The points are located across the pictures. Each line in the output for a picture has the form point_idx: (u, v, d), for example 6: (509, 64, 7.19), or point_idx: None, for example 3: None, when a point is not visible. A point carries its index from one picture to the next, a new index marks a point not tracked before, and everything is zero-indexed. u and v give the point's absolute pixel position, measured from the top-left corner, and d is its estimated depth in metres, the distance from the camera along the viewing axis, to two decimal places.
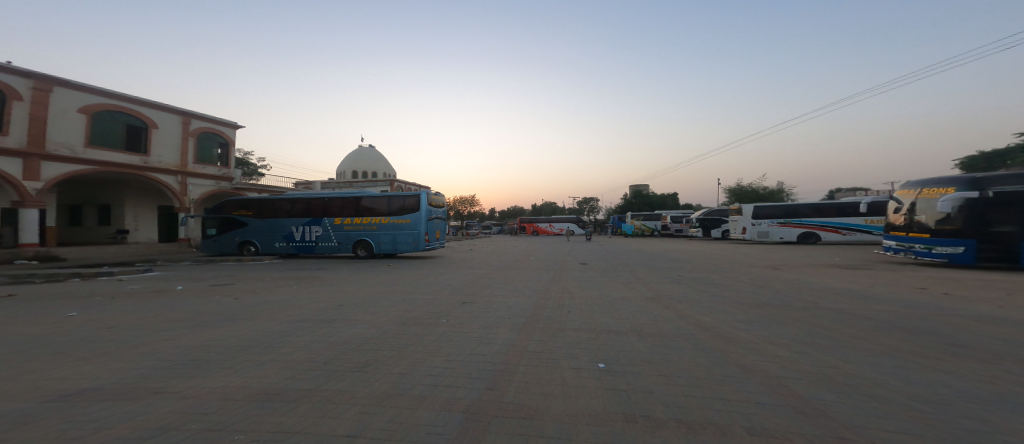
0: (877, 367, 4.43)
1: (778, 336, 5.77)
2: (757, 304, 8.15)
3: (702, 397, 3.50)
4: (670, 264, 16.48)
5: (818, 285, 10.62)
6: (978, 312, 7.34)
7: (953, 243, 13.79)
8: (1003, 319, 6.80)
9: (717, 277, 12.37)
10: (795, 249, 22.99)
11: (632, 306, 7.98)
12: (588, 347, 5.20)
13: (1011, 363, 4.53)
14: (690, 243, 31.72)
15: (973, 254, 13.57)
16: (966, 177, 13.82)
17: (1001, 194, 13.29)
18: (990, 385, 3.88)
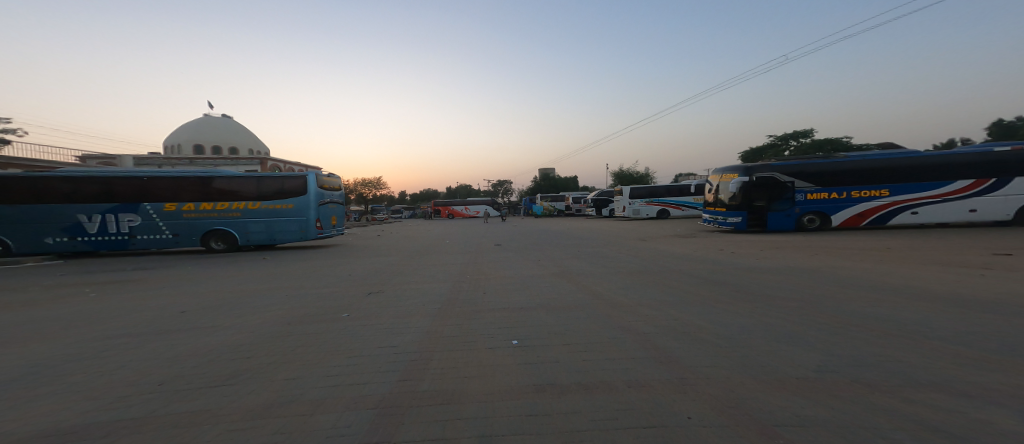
0: (726, 316, 5.55)
1: (654, 298, 6.78)
2: (635, 272, 9.39)
3: (599, 361, 3.93)
4: (560, 241, 17.87)
5: (677, 252, 12.70)
6: (783, 265, 9.67)
7: (733, 215, 18.30)
8: (797, 269, 9.09)
9: (604, 251, 13.76)
10: (660, 223, 26.98)
11: (535, 283, 8.39)
12: (503, 325, 5.39)
13: (799, 303, 6.15)
14: (583, 222, 34.47)
15: (745, 223, 18.17)
16: (742, 166, 18.03)
17: (759, 178, 17.76)
18: (792, 321, 5.21)
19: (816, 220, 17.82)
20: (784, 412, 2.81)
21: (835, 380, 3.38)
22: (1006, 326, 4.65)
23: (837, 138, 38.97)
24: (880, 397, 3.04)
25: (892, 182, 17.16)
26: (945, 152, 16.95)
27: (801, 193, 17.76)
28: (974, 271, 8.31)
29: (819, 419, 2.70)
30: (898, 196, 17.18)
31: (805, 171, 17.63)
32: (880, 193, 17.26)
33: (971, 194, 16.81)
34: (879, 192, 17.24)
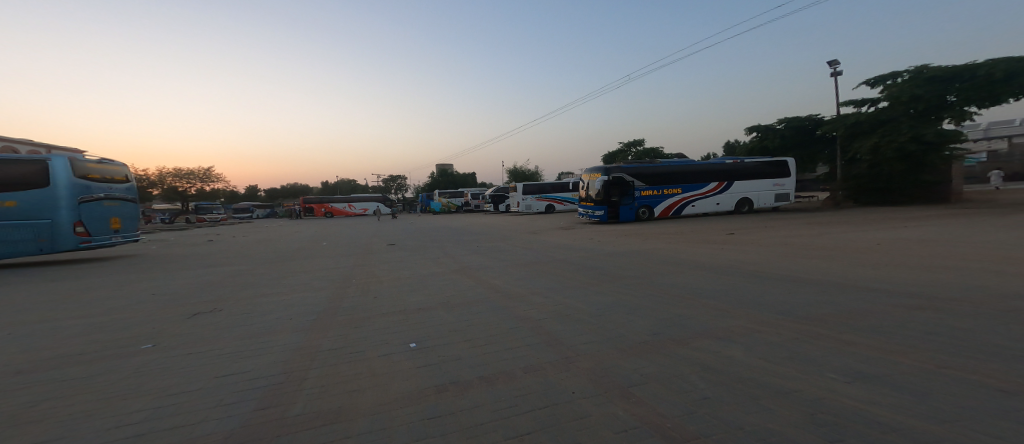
0: (610, 297, 6.13)
1: (548, 286, 7.14)
2: (531, 263, 9.77)
3: (500, 354, 3.96)
4: (451, 238, 17.62)
5: (562, 243, 13.56)
6: (654, 249, 11.11)
7: (598, 208, 20.69)
8: (663, 252, 10.54)
9: (500, 245, 14.01)
10: (545, 217, 28.62)
11: (432, 282, 8.09)
12: (398, 329, 5.03)
13: (661, 282, 7.06)
14: (476, 218, 34.62)
15: (606, 215, 20.71)
16: (602, 167, 20.43)
17: (612, 175, 20.56)
18: (660, 298, 6.01)
19: (647, 212, 21.32)
20: (654, 384, 3.19)
21: (688, 348, 3.98)
22: (799, 291, 6.00)
23: (654, 147, 47.82)
24: (723, 358, 3.66)
25: (683, 183, 21.40)
26: (713, 162, 21.92)
27: (637, 190, 20.91)
28: (778, 248, 10.56)
29: (679, 387, 3.14)
30: (687, 193, 21.55)
31: (640, 172, 20.84)
32: (675, 192, 21.39)
33: (723, 193, 22.08)
34: (674, 190, 21.33)
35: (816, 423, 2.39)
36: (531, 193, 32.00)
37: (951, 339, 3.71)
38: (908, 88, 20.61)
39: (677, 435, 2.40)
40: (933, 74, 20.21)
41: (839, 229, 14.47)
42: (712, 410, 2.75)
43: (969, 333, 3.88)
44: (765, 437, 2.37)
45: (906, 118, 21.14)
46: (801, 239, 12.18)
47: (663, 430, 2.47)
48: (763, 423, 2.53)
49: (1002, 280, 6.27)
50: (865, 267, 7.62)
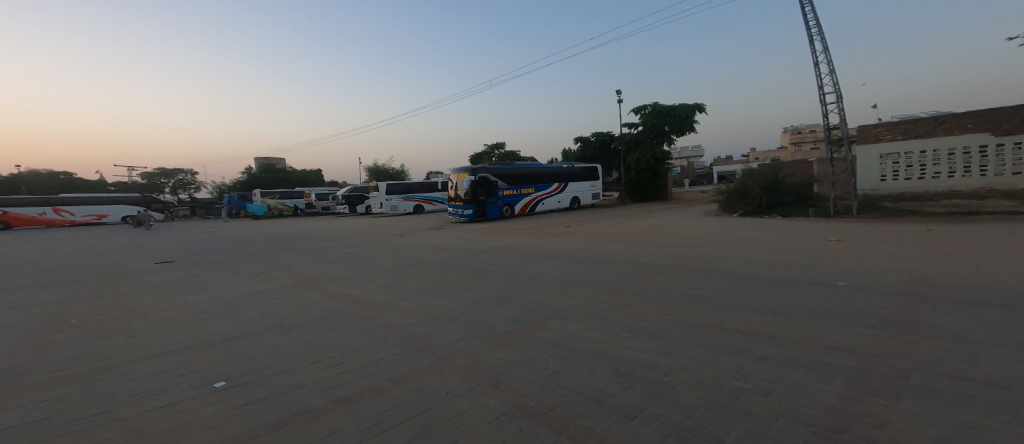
0: (464, 297, 6.27)
1: (405, 291, 6.91)
2: (388, 268, 9.29)
3: (352, 370, 3.63)
4: (305, 244, 15.71)
5: (427, 244, 13.38)
6: (511, 245, 11.80)
7: (466, 207, 20.95)
8: (518, 247, 11.27)
9: (356, 251, 12.96)
10: (412, 218, 27.70)
11: (270, 298, 6.95)
12: (239, 348, 4.32)
13: (524, 274, 7.64)
14: (331, 220, 31.42)
15: (474, 214, 21.17)
16: (469, 167, 21.15)
17: (479, 176, 21.37)
18: (512, 291, 6.44)
19: (510, 211, 22.73)
20: (518, 368, 3.51)
21: (544, 331, 4.48)
22: (623, 274, 7.08)
23: (515, 151, 51.21)
24: (571, 338, 4.21)
25: (535, 183, 23.59)
26: (553, 164, 24.95)
27: (500, 190, 22.11)
28: (617, 236, 12.43)
29: (539, 367, 3.52)
30: (539, 192, 23.88)
31: (503, 173, 22.18)
32: (529, 191, 23.39)
33: (561, 192, 25.18)
34: (529, 190, 23.33)
35: (642, 392, 2.97)
36: (397, 193, 30.65)
37: (725, 308, 5.00)
38: (653, 117, 27.94)
39: (538, 413, 2.72)
40: (666, 109, 27.90)
41: (659, 218, 17.83)
42: (566, 383, 3.18)
43: (736, 302, 5.28)
44: (605, 401, 2.87)
45: (654, 139, 28.32)
46: (633, 228, 14.57)
47: (526, 409, 2.77)
48: (605, 390, 3.04)
49: (754, 254, 8.68)
50: (676, 249, 9.56)
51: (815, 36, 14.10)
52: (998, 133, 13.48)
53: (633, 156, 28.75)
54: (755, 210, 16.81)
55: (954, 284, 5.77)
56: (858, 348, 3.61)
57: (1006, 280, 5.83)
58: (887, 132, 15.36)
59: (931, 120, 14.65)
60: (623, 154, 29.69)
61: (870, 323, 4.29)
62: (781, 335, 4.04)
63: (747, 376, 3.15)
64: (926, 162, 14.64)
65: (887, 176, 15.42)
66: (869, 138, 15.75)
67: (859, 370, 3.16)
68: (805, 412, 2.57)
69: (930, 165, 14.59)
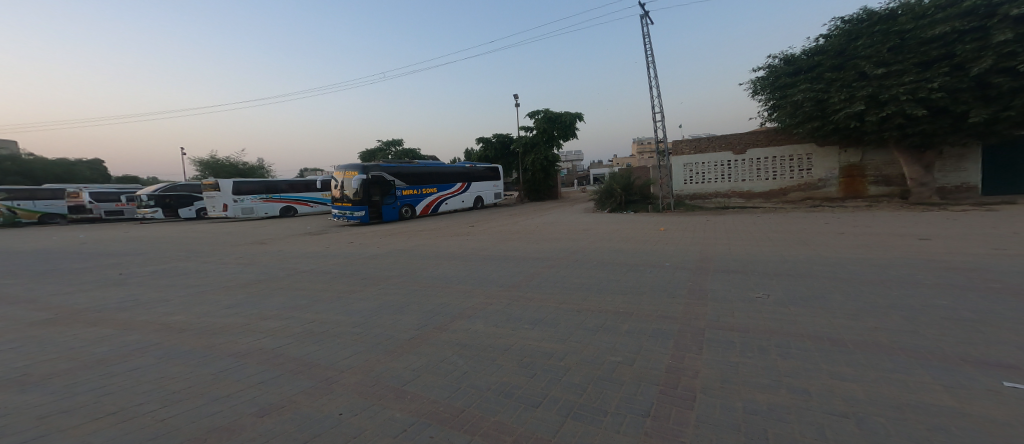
0: (342, 311, 5.67)
1: (267, 310, 5.92)
2: (242, 284, 7.86)
3: (195, 411, 2.96)
4: (128, 255, 12.52)
5: (297, 253, 11.80)
6: (393, 251, 11.08)
7: (358, 208, 19.56)
8: (403, 252, 10.65)
9: (196, 263, 10.67)
10: (278, 222, 24.19)
11: (51, 332, 5.14)
12: (54, 394, 3.34)
13: (419, 277, 7.46)
14: (162, 224, 25.48)
15: (367, 216, 19.90)
16: (360, 165, 19.76)
17: (374, 175, 20.22)
18: (397, 300, 6.05)
19: (409, 211, 21.94)
20: (424, 375, 3.45)
21: (448, 333, 4.47)
22: (514, 274, 7.13)
23: (413, 149, 49.75)
24: (473, 337, 4.27)
25: (437, 183, 23.30)
26: (454, 164, 24.87)
27: (398, 190, 21.17)
28: (511, 234, 12.78)
29: (445, 371, 3.51)
30: (441, 192, 23.61)
31: (400, 172, 21.37)
32: (431, 191, 23.04)
33: (465, 192, 25.38)
34: (431, 190, 22.98)
35: (546, 380, 3.17)
36: (258, 192, 26.39)
37: (605, 294, 5.57)
38: (544, 123, 29.43)
39: (448, 417, 2.72)
40: (554, 115, 29.62)
41: (550, 216, 18.87)
42: (474, 382, 3.23)
43: (614, 287, 5.90)
44: (513, 393, 2.99)
45: (545, 143, 29.86)
46: (525, 225, 15.11)
47: (435, 415, 2.75)
48: (511, 383, 3.16)
49: (625, 244, 9.74)
50: (562, 243, 10.22)
51: (650, 61, 16.74)
52: (735, 151, 18.27)
53: (528, 158, 30.11)
54: (617, 206, 19.05)
55: (762, 259, 7.45)
56: (705, 318, 4.41)
57: (789, 253, 7.80)
58: (685, 147, 19.11)
59: (706, 139, 18.83)
60: (521, 156, 30.95)
61: (713, 295, 5.26)
62: (650, 317, 4.55)
63: (628, 353, 3.59)
64: (703, 170, 18.80)
65: (684, 180, 19.18)
66: (676, 151, 19.32)
67: (708, 341, 3.77)
68: (679, 378, 3.03)
69: (706, 173, 18.77)
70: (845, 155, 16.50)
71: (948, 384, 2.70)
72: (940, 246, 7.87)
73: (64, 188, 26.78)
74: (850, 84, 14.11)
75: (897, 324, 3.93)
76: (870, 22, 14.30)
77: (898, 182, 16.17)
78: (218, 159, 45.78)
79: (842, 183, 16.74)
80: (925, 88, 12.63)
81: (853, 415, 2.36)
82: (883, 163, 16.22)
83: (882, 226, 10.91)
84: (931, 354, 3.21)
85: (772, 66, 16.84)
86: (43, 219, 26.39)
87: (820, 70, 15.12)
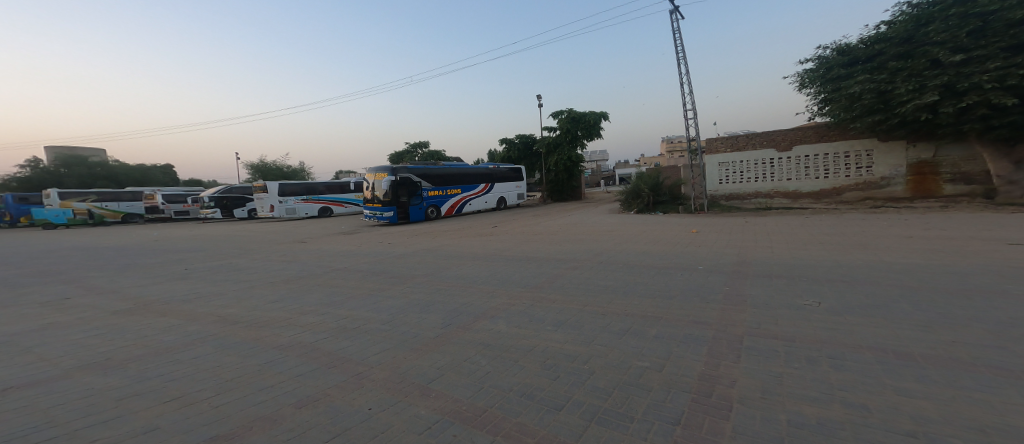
0: (371, 308, 5.81)
1: (302, 305, 6.15)
2: (280, 280, 8.21)
3: (238, 400, 3.10)
4: (181, 252, 13.34)
5: (332, 252, 12.20)
6: (423, 250, 11.28)
7: (387, 209, 19.99)
8: (432, 252, 10.82)
9: (241, 260, 11.25)
10: (316, 222, 25.14)
11: (111, 322, 5.53)
12: (115, 379, 3.60)
13: (447, 277, 7.55)
14: (211, 223, 27.02)
15: (396, 216, 20.34)
16: (389, 167, 20.24)
17: (401, 176, 20.64)
18: (424, 299, 6.13)
19: (435, 212, 22.29)
20: (448, 374, 3.49)
21: (472, 332, 4.50)
22: (541, 275, 7.09)
23: (441, 151, 50.54)
24: (499, 337, 4.28)
25: (461, 184, 23.58)
26: (478, 166, 25.15)
27: (424, 190, 21.58)
28: (539, 235, 12.75)
29: (469, 370, 3.53)
30: (465, 193, 23.87)
31: (426, 173, 21.73)
32: (456, 192, 23.32)
33: (488, 192, 25.53)
34: (456, 190, 23.29)
35: (570, 383, 3.13)
36: (297, 194, 27.55)
37: (634, 297, 5.46)
38: (567, 123, 29.20)
39: (472, 416, 2.74)
40: (578, 115, 29.30)
41: (577, 216, 18.69)
42: (497, 382, 3.24)
43: (643, 290, 5.77)
44: (536, 395, 2.97)
45: (569, 143, 29.60)
46: (548, 226, 15.06)
47: (459, 414, 2.77)
48: (535, 385, 3.14)
49: (657, 246, 9.50)
50: (592, 245, 10.09)
51: (680, 56, 15.94)
52: (780, 148, 17.47)
53: (552, 158, 29.92)
54: (645, 207, 18.61)
55: (803, 264, 7.07)
56: (741, 324, 4.23)
57: (834, 258, 7.38)
58: (721, 144, 18.50)
59: (746, 136, 18.11)
60: (544, 157, 30.81)
61: (748, 301, 5.05)
62: (680, 322, 4.41)
63: (656, 358, 3.50)
64: (742, 169, 18.10)
65: (720, 179, 18.57)
66: (711, 150, 18.77)
67: (740, 348, 3.62)
68: (712, 387, 2.93)
69: (744, 172, 18.07)
70: (914, 150, 15.34)
71: (1019, 406, 2.46)
72: (1009, 253, 7.22)
73: (142, 190, 28.91)
74: (919, 73, 13.16)
75: (956, 339, 3.64)
76: (942, 5, 13.06)
77: (981, 180, 14.62)
78: (263, 162, 48.56)
79: (910, 182, 15.60)
80: (1015, 74, 11.66)
81: (917, 435, 2.19)
82: (961, 159, 14.80)
83: (941, 229, 10.14)
84: (998, 372, 2.95)
85: (824, 57, 15.94)
86: (127, 218, 28.63)
87: (883, 59, 14.16)
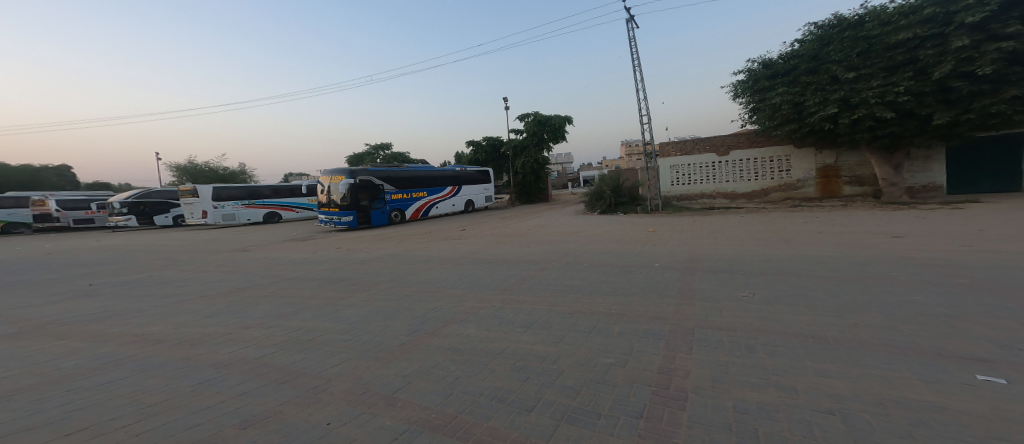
0: (328, 318, 5.55)
1: (252, 318, 5.77)
2: (224, 292, 7.66)
3: (182, 424, 2.85)
4: (104, 265, 12.11)
5: (281, 260, 11.55)
6: (380, 256, 10.94)
7: (346, 213, 19.38)
8: (390, 257, 10.52)
9: (177, 272, 10.39)
10: (262, 228, 23.72)
11: (21, 348, 4.91)
12: (30, 410, 3.21)
13: (409, 282, 7.36)
14: (140, 232, 24.78)
15: (356, 220, 19.69)
16: (348, 170, 19.55)
17: (363, 179, 19.99)
18: (385, 306, 5.94)
19: (400, 215, 21.74)
20: (415, 382, 3.40)
21: (439, 338, 4.42)
22: (504, 277, 7.08)
23: (401, 154, 49.24)
24: (466, 342, 4.23)
25: (427, 187, 23.19)
26: (444, 168, 24.80)
27: (388, 194, 21.02)
28: (499, 237, 12.73)
29: (437, 377, 3.45)
30: (431, 196, 23.50)
31: (390, 176, 21.19)
32: (422, 195, 22.91)
33: (456, 195, 25.30)
34: (421, 193, 22.84)
35: (539, 383, 3.14)
36: (240, 198, 25.93)
37: (597, 296, 5.57)
38: (534, 126, 29.55)
39: (441, 424, 2.68)
40: (544, 118, 29.75)
41: (538, 219, 18.88)
42: (466, 387, 3.19)
43: (605, 289, 5.91)
44: (505, 398, 2.96)
45: (535, 146, 30.01)
46: (516, 228, 15.10)
47: (427, 423, 2.70)
48: (504, 388, 3.13)
49: (614, 246, 9.75)
50: (550, 246, 10.19)
51: (637, 66, 16.75)
52: (719, 153, 18.51)
53: (518, 161, 30.15)
54: (607, 208, 19.13)
55: (747, 259, 7.53)
56: (696, 318, 4.43)
57: (773, 253, 7.91)
58: (672, 148, 19.27)
59: (691, 141, 19.04)
60: (511, 159, 30.99)
61: (701, 295, 5.30)
62: (641, 318, 4.55)
63: (620, 354, 3.59)
64: (690, 171, 19.05)
65: (672, 181, 19.38)
66: (663, 153, 19.47)
67: (696, 341, 3.80)
68: (672, 379, 3.04)
69: (693, 174, 19.00)
70: (820, 156, 16.88)
71: (936, 379, 2.73)
72: (917, 243, 8.08)
73: (27, 195, 25.74)
74: (823, 88, 14.43)
75: (879, 320, 4.01)
76: (841, 28, 14.78)
77: (870, 182, 16.55)
78: (199, 165, 45.14)
79: (819, 184, 17.10)
80: (892, 91, 12.98)
81: (849, 413, 2.38)
82: (857, 164, 16.61)
83: (861, 225, 11.11)
84: (915, 349, 3.27)
85: (752, 70, 17.16)
86: (11, 228, 25.33)
87: (796, 74, 15.43)
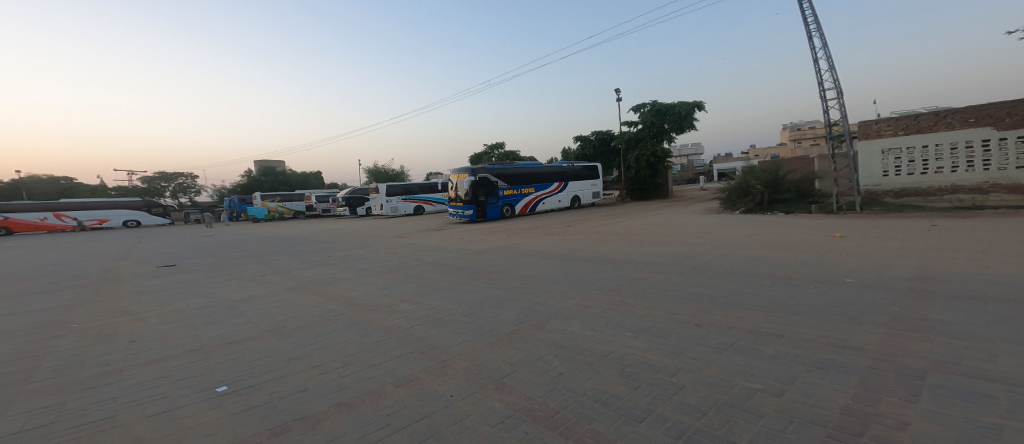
0: (454, 301, 6.09)
1: (395, 293, 6.66)
2: (376, 270, 8.99)
3: (346, 374, 3.44)
4: (303, 243, 15.34)
5: (422, 247, 13.00)
6: (502, 247, 11.53)
7: (467, 207, 20.87)
8: (512, 249, 11.03)
9: (348, 251, 12.58)
10: (410, 219, 27.13)
11: (247, 298, 6.55)
12: (247, 345, 4.25)
13: (527, 275, 7.61)
14: (328, 220, 30.75)
15: (474, 214, 21.07)
16: (470, 168, 21.13)
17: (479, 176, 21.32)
18: (505, 295, 6.25)
19: (509, 210, 22.73)
20: (521, 371, 3.50)
21: (546, 331, 4.49)
22: (623, 277, 6.82)
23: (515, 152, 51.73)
24: (574, 338, 4.22)
25: (535, 183, 23.67)
26: (552, 165, 25.10)
27: (501, 189, 22.12)
28: (623, 235, 12.27)
29: (543, 369, 3.51)
30: (539, 192, 23.90)
31: (503, 173, 22.23)
32: (530, 190, 23.48)
33: (562, 191, 25.32)
34: (530, 189, 23.44)
35: (652, 395, 2.96)
36: (398, 194, 29.79)
37: (729, 308, 4.99)
38: (651, 116, 28.00)
39: (543, 416, 2.72)
40: (665, 107, 27.98)
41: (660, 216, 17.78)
42: (570, 385, 3.17)
43: (740, 302, 5.26)
44: (611, 403, 2.86)
45: (654, 138, 28.39)
46: (639, 227, 14.45)
47: (531, 412, 2.77)
48: (610, 392, 3.03)
49: (756, 252, 8.60)
50: (681, 248, 9.46)
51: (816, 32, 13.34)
52: (997, 127, 13.11)
53: (632, 154, 28.73)
54: (760, 208, 16.97)
55: (948, 280, 5.85)
56: (860, 349, 3.62)
57: (994, 275, 5.98)
58: (886, 127, 14.83)
59: (931, 116, 14.14)
60: (624, 153, 29.69)
61: (866, 321, 4.34)
62: (780, 342, 3.91)
63: (757, 378, 3.15)
64: (922, 157, 14.23)
65: (886, 171, 14.94)
66: (869, 135, 15.17)
67: (858, 376, 3.09)
68: (818, 414, 2.57)
69: (930, 160, 14.13)
70: None
71: None
72: None
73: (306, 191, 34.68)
74: None
75: None
76: None
77: None
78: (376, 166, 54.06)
79: None
80: None
81: None
82: None
83: None
84: None
85: None
86: (297, 216, 34.96)
87: None
